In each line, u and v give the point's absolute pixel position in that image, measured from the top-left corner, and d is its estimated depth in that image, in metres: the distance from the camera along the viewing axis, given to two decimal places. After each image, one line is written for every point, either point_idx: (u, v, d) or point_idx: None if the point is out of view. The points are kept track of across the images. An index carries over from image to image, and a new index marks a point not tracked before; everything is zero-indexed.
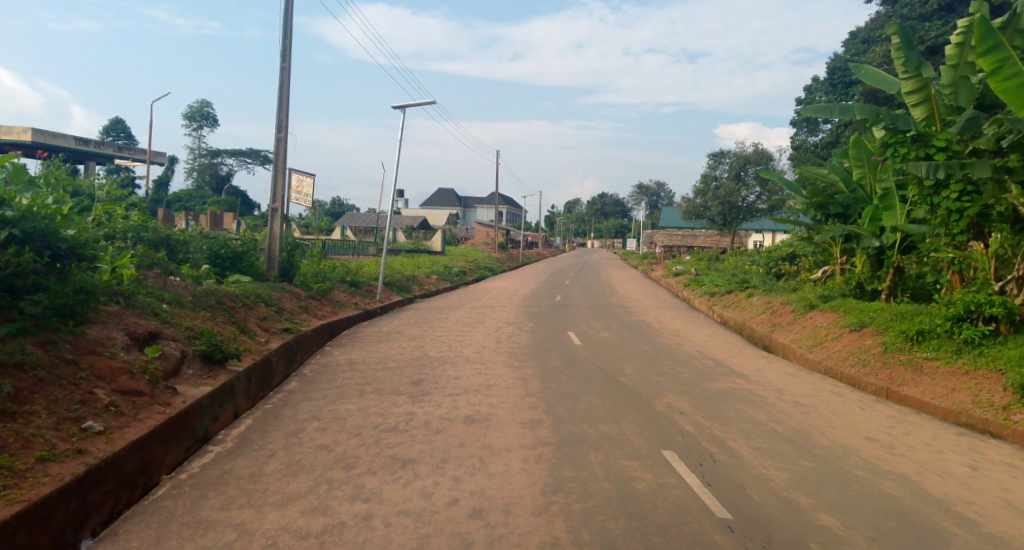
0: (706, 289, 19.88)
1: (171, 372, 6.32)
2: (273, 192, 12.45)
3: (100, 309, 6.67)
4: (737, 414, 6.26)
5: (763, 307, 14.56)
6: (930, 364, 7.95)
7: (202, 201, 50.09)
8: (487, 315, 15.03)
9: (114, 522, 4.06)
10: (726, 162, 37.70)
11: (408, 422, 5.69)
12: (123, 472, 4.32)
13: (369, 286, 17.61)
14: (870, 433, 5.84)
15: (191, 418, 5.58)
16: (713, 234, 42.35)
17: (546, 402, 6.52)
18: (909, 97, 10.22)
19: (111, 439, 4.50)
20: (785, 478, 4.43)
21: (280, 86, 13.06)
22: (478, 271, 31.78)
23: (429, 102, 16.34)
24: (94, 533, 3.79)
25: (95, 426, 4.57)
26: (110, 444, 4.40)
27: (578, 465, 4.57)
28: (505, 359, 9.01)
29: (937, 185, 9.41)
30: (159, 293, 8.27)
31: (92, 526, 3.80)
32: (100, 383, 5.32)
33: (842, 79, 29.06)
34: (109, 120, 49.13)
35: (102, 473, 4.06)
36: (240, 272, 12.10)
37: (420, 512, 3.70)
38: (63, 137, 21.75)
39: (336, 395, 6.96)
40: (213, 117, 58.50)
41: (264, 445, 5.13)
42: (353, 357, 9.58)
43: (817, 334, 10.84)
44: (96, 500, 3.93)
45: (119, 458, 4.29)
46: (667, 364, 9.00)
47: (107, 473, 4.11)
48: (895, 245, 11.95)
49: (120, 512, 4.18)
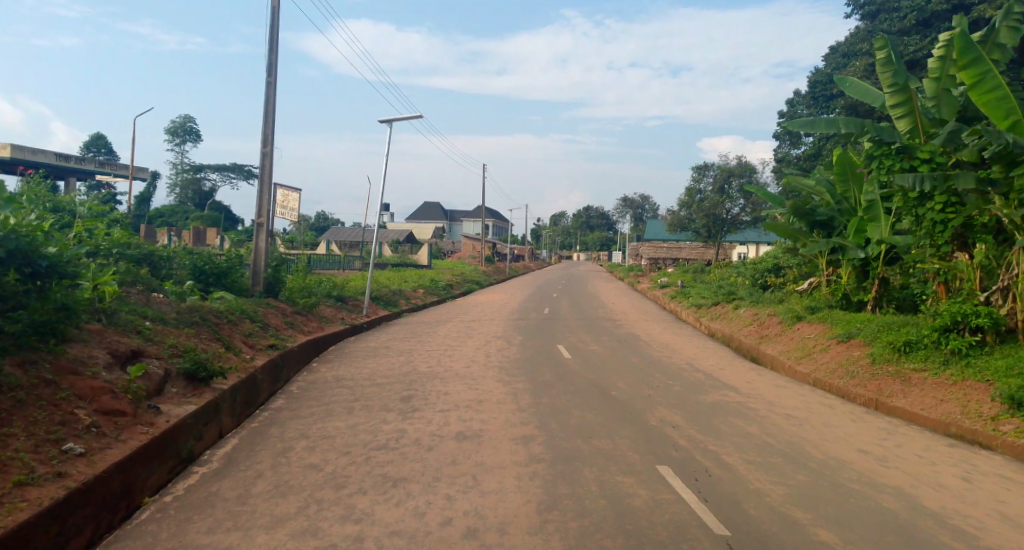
0: (693, 301, 19.97)
1: (154, 391, 6.17)
2: (258, 207, 12.32)
3: (82, 327, 6.52)
4: (730, 427, 6.25)
5: (750, 319, 14.66)
6: (918, 375, 8.03)
7: (185, 216, 49.53)
8: (476, 329, 14.96)
9: (95, 548, 3.93)
10: (709, 175, 38.11)
11: (398, 439, 5.60)
12: (105, 495, 4.19)
13: (356, 300, 17.45)
14: (862, 445, 5.86)
15: (175, 438, 5.45)
16: (698, 247, 42.71)
17: (538, 417, 6.47)
18: (893, 110, 10.41)
19: (93, 461, 4.36)
20: (781, 492, 4.41)
21: (266, 100, 13.00)
22: (465, 285, 31.65)
23: (416, 115, 16.39)
24: None
25: (76, 447, 4.44)
26: (92, 466, 4.27)
27: (573, 482, 4.52)
28: (495, 374, 8.93)
29: (921, 197, 9.57)
30: (142, 310, 8.12)
31: None
32: (81, 403, 5.18)
33: (824, 93, 29.66)
34: (90, 135, 48.49)
35: (84, 497, 3.93)
36: (225, 288, 11.91)
37: (414, 533, 3.62)
38: (42, 153, 21.34)
39: (324, 412, 6.85)
40: (197, 132, 58.08)
41: (252, 465, 5.01)
42: (341, 374, 9.43)
43: (805, 346, 10.91)
44: (76, 525, 3.80)
45: (101, 480, 4.16)
46: (658, 377, 8.98)
47: (88, 496, 3.99)
48: (880, 256, 12.12)
49: (102, 536, 4.05)
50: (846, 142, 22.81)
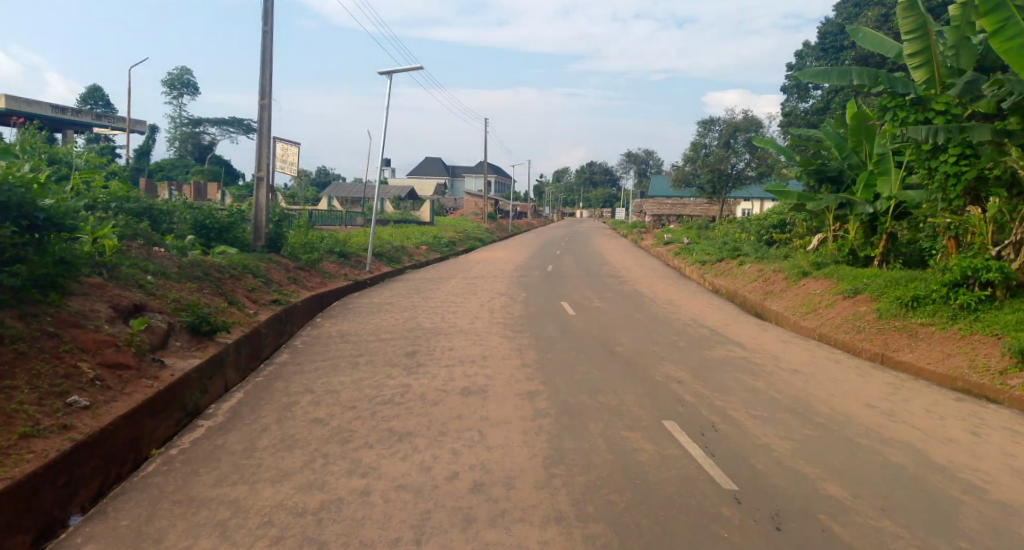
0: (696, 258, 19.84)
1: (158, 345, 6.14)
2: (258, 161, 12.08)
3: (82, 281, 6.45)
4: (736, 383, 6.22)
5: (755, 275, 14.56)
6: (925, 329, 7.97)
7: (184, 171, 48.96)
8: (480, 286, 14.92)
9: (104, 499, 3.94)
10: (715, 130, 37.40)
11: (403, 394, 5.57)
12: (112, 447, 4.18)
13: (358, 257, 17.34)
14: (869, 400, 5.82)
15: (181, 392, 5.44)
16: (702, 203, 42.32)
17: (543, 372, 6.44)
18: (912, 58, 9.97)
19: (98, 414, 4.34)
20: (789, 447, 4.39)
21: (263, 49, 12.55)
22: (468, 242, 31.49)
23: (418, 67, 15.90)
24: (83, 510, 3.67)
25: (81, 400, 4.41)
26: (97, 418, 4.24)
27: (580, 436, 4.50)
28: (499, 330, 8.90)
29: (935, 149, 9.35)
30: (143, 265, 8.02)
31: (81, 502, 3.68)
32: (85, 356, 5.14)
33: (835, 44, 28.79)
34: (86, 87, 47.45)
35: (91, 448, 3.92)
36: (227, 244, 11.79)
37: (421, 487, 3.61)
38: (35, 104, 20.72)
39: (329, 367, 6.83)
40: (194, 84, 56.90)
41: (257, 419, 4.99)
42: (345, 329, 9.42)
43: (811, 301, 10.82)
44: (85, 476, 3.80)
45: (107, 433, 4.15)
46: (663, 333, 8.93)
47: (96, 448, 3.99)
48: (888, 211, 11.91)
49: (110, 487, 4.06)
50: (856, 94, 22.25)
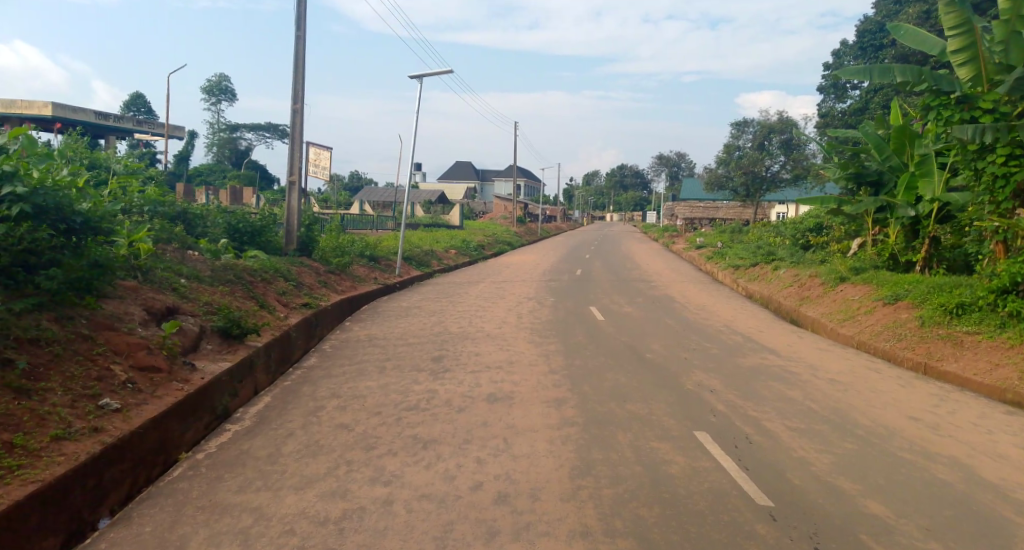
0: (730, 262, 19.39)
1: (190, 347, 6.25)
2: (290, 165, 12.27)
3: (117, 284, 6.60)
4: (771, 392, 5.99)
5: (790, 280, 14.13)
6: (971, 338, 7.57)
7: (222, 176, 50.32)
8: (508, 290, 14.85)
9: (133, 501, 3.99)
10: (749, 131, 36.66)
11: (429, 400, 5.52)
12: (142, 450, 4.23)
13: (388, 260, 17.46)
14: (913, 412, 5.53)
15: (210, 394, 5.51)
16: (736, 207, 41.51)
17: (570, 379, 6.32)
18: (954, 57, 9.51)
19: (128, 416, 4.41)
20: (828, 462, 4.17)
21: (296, 55, 12.77)
22: (497, 246, 31.45)
23: (448, 71, 15.95)
24: (112, 512, 3.72)
25: (112, 403, 4.49)
26: (127, 421, 4.31)
27: (607, 447, 4.37)
28: (526, 335, 8.80)
29: (982, 148, 8.88)
30: (177, 268, 8.19)
31: (110, 505, 3.72)
32: (118, 359, 5.25)
33: (874, 41, 27.95)
34: (130, 95, 49.22)
35: (120, 451, 3.98)
36: (259, 247, 12.00)
37: (443, 497, 3.54)
38: (81, 111, 21.49)
39: (356, 371, 6.84)
40: (232, 91, 58.47)
41: (283, 424, 5.00)
42: (372, 333, 9.46)
43: (849, 308, 10.42)
44: (114, 479, 3.85)
45: (137, 436, 4.20)
46: (695, 340, 8.70)
47: (125, 451, 4.04)
48: (932, 214, 11.39)
49: (140, 490, 4.11)
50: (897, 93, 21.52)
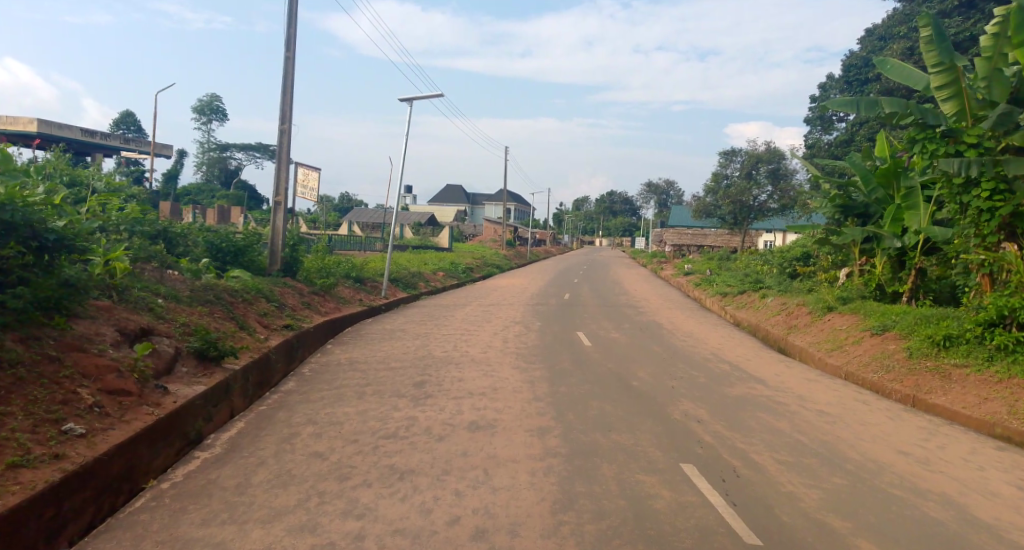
0: (717, 290, 19.43)
1: (163, 370, 6.05)
2: (276, 185, 12.16)
3: (89, 303, 6.41)
4: (758, 423, 5.88)
5: (778, 308, 14.14)
6: (959, 371, 7.54)
7: (211, 195, 50.04)
8: (495, 314, 14.72)
9: (93, 533, 3.77)
10: (737, 161, 37.20)
11: (408, 428, 5.35)
12: (106, 478, 4.02)
13: (374, 282, 17.29)
14: (902, 445, 5.44)
15: (182, 418, 5.30)
16: (723, 234, 41.88)
17: (554, 407, 6.18)
18: (938, 92, 9.67)
19: (93, 442, 4.20)
20: (817, 497, 4.06)
21: (286, 75, 12.77)
22: (485, 269, 31.36)
23: (439, 95, 16.03)
24: (70, 545, 3.50)
25: (76, 428, 4.28)
26: (91, 448, 4.10)
27: (591, 479, 4.23)
28: (512, 361, 8.65)
29: (968, 182, 8.98)
30: (155, 288, 7.99)
31: (68, 537, 3.51)
32: (86, 381, 5.04)
33: (858, 77, 28.65)
34: (121, 113, 49.13)
35: (82, 479, 3.77)
36: (242, 267, 11.80)
37: (419, 532, 3.37)
38: (67, 128, 21.27)
39: (335, 397, 6.65)
40: (225, 111, 58.54)
41: (255, 452, 4.81)
42: (354, 356, 9.26)
43: (836, 338, 10.40)
44: (74, 509, 3.64)
45: (101, 463, 3.99)
46: (681, 368, 8.61)
47: (88, 479, 3.83)
48: (917, 246, 11.51)
49: (102, 521, 3.89)
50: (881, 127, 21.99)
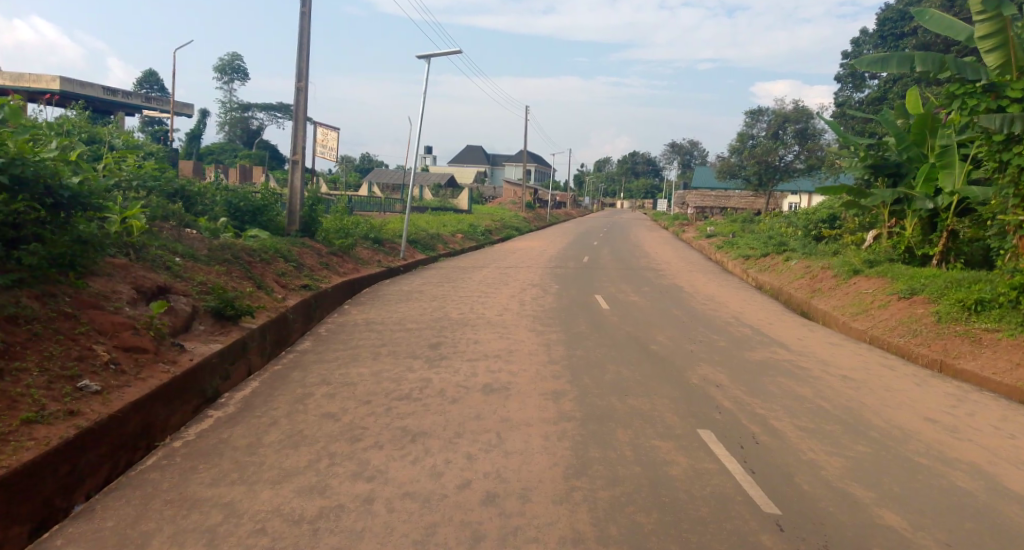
0: (740, 252, 18.99)
1: (180, 328, 6.07)
2: (293, 144, 12.01)
3: (105, 261, 6.41)
4: (780, 389, 5.71)
5: (802, 271, 13.76)
6: (990, 336, 7.23)
7: (233, 156, 50.32)
8: (513, 276, 14.60)
9: (110, 487, 3.81)
10: (764, 120, 35.97)
11: (421, 389, 5.30)
12: (122, 434, 4.05)
13: (393, 244, 17.23)
14: (931, 412, 5.23)
15: (198, 376, 5.33)
16: (748, 196, 40.91)
17: (570, 370, 6.08)
18: (982, 42, 8.97)
19: (108, 399, 4.21)
20: (840, 464, 3.90)
21: (301, 31, 12.46)
22: (505, 231, 31.16)
23: (457, 52, 15.56)
24: (87, 498, 3.53)
25: (91, 384, 4.30)
26: (106, 404, 4.11)
27: (605, 444, 4.13)
28: (528, 323, 8.56)
29: (1009, 139, 8.43)
30: (172, 246, 7.99)
31: (85, 491, 3.53)
32: (101, 338, 5.06)
33: (896, 30, 27.20)
34: (143, 72, 49.06)
35: (97, 435, 3.78)
36: (260, 227, 11.80)
37: (427, 496, 3.32)
38: (90, 87, 21.23)
39: (350, 357, 6.64)
40: (245, 70, 58.21)
41: (267, 412, 4.82)
42: (370, 317, 9.25)
43: (862, 302, 10.08)
44: (90, 464, 3.66)
45: (116, 419, 4.00)
46: (701, 331, 8.42)
47: (103, 435, 3.85)
48: (951, 207, 10.96)
49: (119, 475, 3.93)
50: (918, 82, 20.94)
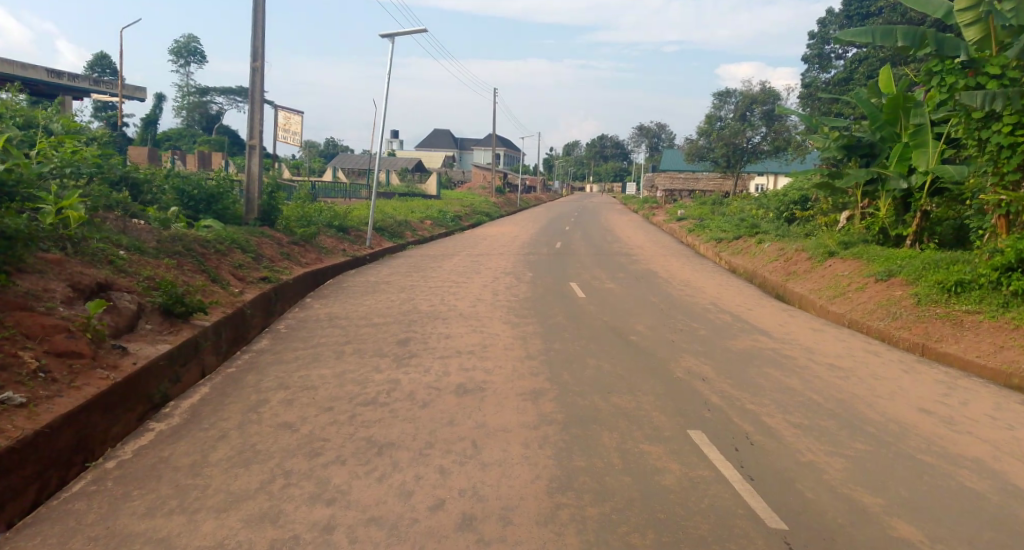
0: (712, 235, 18.92)
1: (122, 329, 5.49)
2: (249, 128, 11.29)
3: (37, 256, 5.73)
4: (767, 381, 5.48)
5: (776, 254, 13.70)
6: (971, 318, 7.16)
7: (192, 142, 48.41)
8: (484, 264, 14.19)
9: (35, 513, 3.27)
10: (731, 102, 36.04)
11: (389, 393, 4.89)
12: (51, 451, 3.51)
13: (359, 231, 16.59)
14: (923, 403, 5.05)
15: (143, 381, 4.78)
16: (716, 179, 41.18)
17: (549, 366, 5.74)
18: (962, 15, 8.86)
19: (35, 411, 3.65)
20: (841, 466, 3.65)
21: (255, 7, 11.67)
22: (475, 217, 30.64)
23: (422, 30, 14.96)
24: (9, 527, 2.99)
25: (16, 396, 3.71)
26: (32, 417, 3.55)
27: (591, 452, 3.80)
28: (502, 315, 8.19)
29: (988, 117, 8.30)
30: (116, 238, 7.31)
31: (6, 518, 2.98)
32: (30, 343, 4.45)
33: (861, 10, 27.42)
34: (91, 54, 46.43)
35: (20, 455, 3.22)
36: (216, 216, 11.09)
37: (395, 520, 2.93)
38: (31, 68, 19.71)
39: (311, 357, 6.16)
40: (201, 53, 55.77)
41: (216, 423, 4.34)
42: (334, 311, 8.75)
43: (838, 285, 10.00)
44: (13, 486, 3.12)
45: (44, 435, 3.46)
46: (681, 319, 8.19)
47: (28, 455, 3.29)
48: (924, 187, 10.95)
49: (49, 498, 3.39)
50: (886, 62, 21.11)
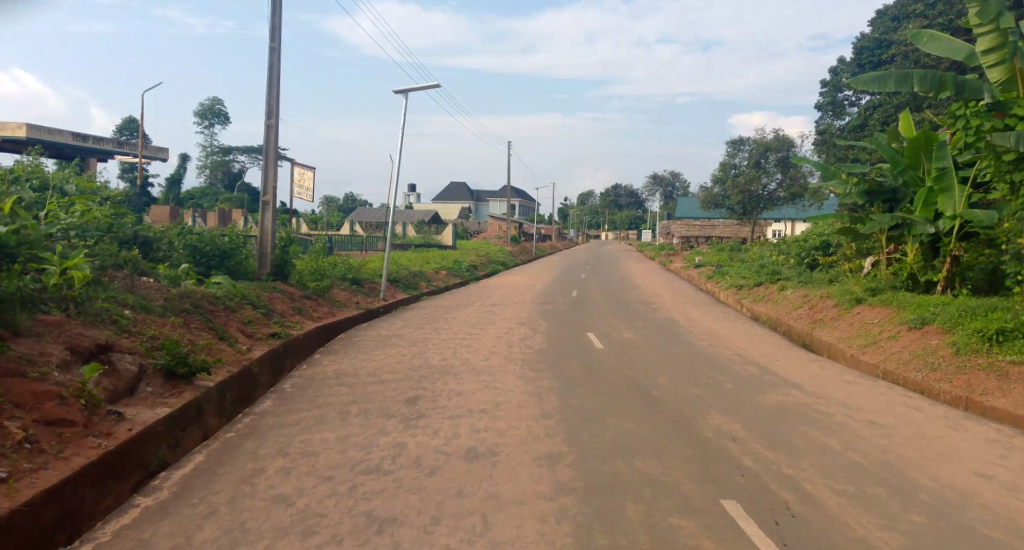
0: (733, 282, 18.51)
1: (121, 393, 5.27)
2: (263, 184, 11.39)
3: (36, 318, 5.58)
4: (804, 441, 5.04)
5: (799, 301, 13.26)
6: (1019, 369, 6.65)
7: (215, 199, 49.70)
8: (500, 315, 13.93)
9: None
10: (744, 150, 35.97)
11: (394, 459, 4.55)
12: (29, 531, 3.21)
13: (373, 284, 16.50)
14: (980, 466, 4.57)
15: (138, 448, 4.51)
16: (733, 225, 40.93)
17: (566, 427, 5.37)
18: (985, 57, 8.73)
19: (15, 486, 3.39)
20: (899, 544, 3.21)
21: (270, 67, 11.99)
22: (490, 266, 30.58)
23: (434, 85, 15.36)
24: None
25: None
26: (9, 494, 3.28)
27: (613, 528, 3.41)
28: (516, 369, 7.85)
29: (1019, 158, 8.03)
30: (122, 297, 7.20)
31: None
32: (20, 411, 4.23)
33: (871, 58, 27.73)
34: (122, 118, 48.48)
35: None
36: (228, 271, 11.05)
37: None
38: (59, 132, 20.44)
39: (315, 419, 5.87)
40: (226, 114, 58.02)
41: (207, 497, 4.03)
42: (343, 368, 8.48)
43: (869, 333, 9.52)
44: None
45: (20, 513, 3.18)
46: (704, 372, 7.77)
47: (1, 538, 3.00)
48: (952, 231, 10.58)
49: None
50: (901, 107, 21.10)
